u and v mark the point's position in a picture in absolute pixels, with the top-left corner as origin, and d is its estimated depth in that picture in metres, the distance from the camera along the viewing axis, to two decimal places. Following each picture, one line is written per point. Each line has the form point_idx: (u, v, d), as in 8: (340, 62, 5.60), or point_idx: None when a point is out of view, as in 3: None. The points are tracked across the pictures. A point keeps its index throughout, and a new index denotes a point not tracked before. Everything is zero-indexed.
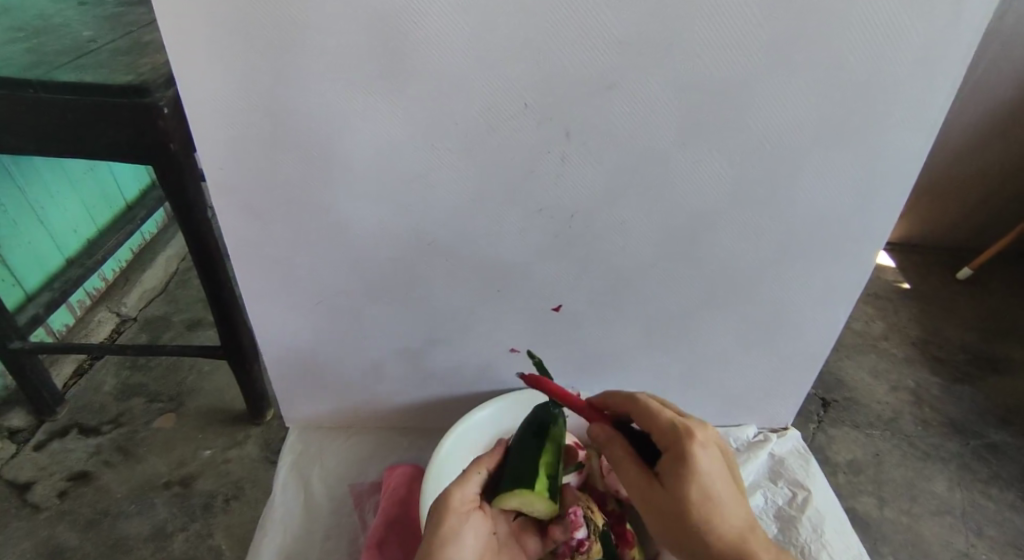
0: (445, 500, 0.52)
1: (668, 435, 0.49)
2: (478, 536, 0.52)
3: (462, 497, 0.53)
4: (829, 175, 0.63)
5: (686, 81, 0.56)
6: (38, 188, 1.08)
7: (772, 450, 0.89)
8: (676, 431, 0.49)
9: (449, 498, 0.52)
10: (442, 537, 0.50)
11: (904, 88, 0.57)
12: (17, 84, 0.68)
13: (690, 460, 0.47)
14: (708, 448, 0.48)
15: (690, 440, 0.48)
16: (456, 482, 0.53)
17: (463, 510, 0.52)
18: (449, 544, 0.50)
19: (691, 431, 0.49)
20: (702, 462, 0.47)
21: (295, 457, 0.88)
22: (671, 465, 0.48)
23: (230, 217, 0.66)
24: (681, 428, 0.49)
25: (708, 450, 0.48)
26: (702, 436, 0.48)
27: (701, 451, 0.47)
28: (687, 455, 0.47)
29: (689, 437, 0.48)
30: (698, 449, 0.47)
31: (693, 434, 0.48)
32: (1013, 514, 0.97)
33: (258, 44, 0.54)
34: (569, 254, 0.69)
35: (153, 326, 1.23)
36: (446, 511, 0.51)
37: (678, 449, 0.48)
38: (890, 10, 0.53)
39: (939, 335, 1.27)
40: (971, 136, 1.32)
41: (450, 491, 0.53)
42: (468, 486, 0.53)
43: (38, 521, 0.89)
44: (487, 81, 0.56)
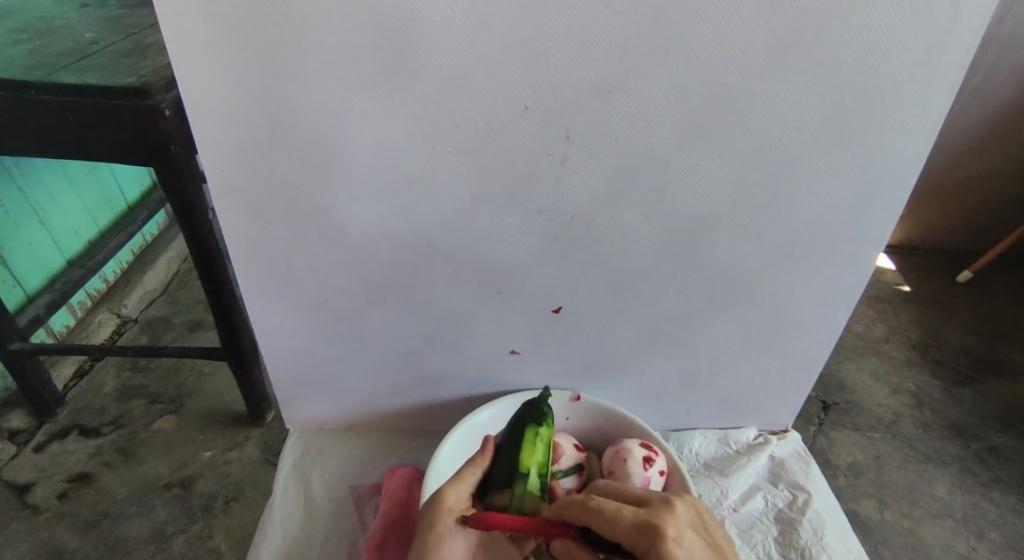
0: (441, 500, 0.52)
1: (637, 539, 0.44)
2: (473, 534, 0.52)
3: (457, 497, 0.53)
4: (829, 178, 0.63)
5: (686, 84, 0.56)
6: (39, 189, 1.08)
7: (772, 452, 0.89)
8: (644, 533, 0.44)
9: (444, 499, 0.52)
10: (435, 538, 0.50)
11: (904, 91, 0.57)
12: (18, 87, 0.69)
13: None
14: (681, 540, 0.43)
15: (660, 541, 0.43)
16: (451, 482, 0.54)
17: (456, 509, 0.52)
18: (445, 543, 0.50)
19: (658, 529, 0.43)
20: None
21: (296, 459, 0.88)
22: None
23: (231, 219, 0.66)
24: (648, 526, 0.44)
25: (682, 543, 0.43)
26: (671, 529, 0.44)
27: (676, 546, 0.43)
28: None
29: (659, 536, 0.43)
30: (673, 547, 0.43)
31: (663, 532, 0.43)
32: (1015, 517, 0.97)
33: (259, 47, 0.54)
34: (570, 257, 0.69)
35: (153, 328, 1.24)
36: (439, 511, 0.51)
37: (651, 554, 0.43)
38: (890, 13, 0.53)
39: (940, 337, 1.27)
40: (970, 139, 1.32)
41: (446, 490, 0.53)
42: (463, 486, 0.54)
43: (37, 523, 0.89)
44: (488, 83, 0.56)
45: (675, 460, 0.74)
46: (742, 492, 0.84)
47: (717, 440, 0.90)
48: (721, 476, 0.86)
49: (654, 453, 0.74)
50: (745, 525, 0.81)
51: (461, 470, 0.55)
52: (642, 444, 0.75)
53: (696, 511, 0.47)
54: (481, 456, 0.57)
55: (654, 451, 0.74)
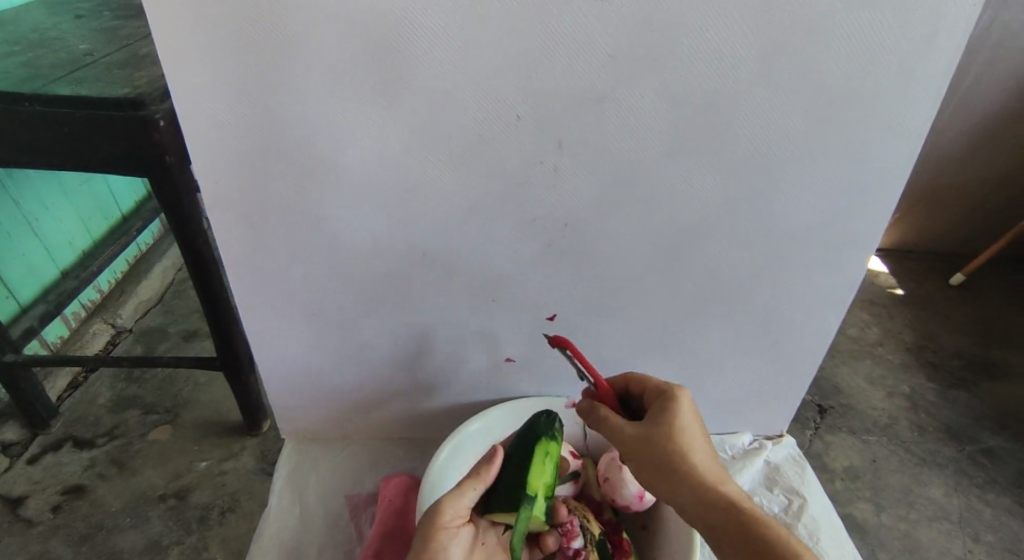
0: (438, 515, 0.51)
1: (658, 391, 0.57)
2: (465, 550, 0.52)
3: (455, 512, 0.52)
4: (819, 185, 0.64)
5: (676, 93, 0.57)
6: (33, 201, 1.08)
7: (767, 457, 0.89)
8: (665, 387, 0.57)
9: (440, 514, 0.51)
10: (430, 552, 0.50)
11: (892, 98, 0.58)
12: (12, 98, 0.69)
13: (673, 400, 0.55)
14: (689, 399, 0.56)
15: (676, 389, 0.56)
16: (450, 494, 0.53)
17: (453, 525, 0.52)
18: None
19: (677, 387, 0.57)
20: (684, 403, 0.55)
21: (291, 469, 0.87)
22: (657, 407, 0.55)
23: (225, 229, 0.66)
24: (670, 384, 0.57)
25: (689, 400, 0.55)
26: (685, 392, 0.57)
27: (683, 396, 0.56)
28: (670, 398, 0.55)
29: (674, 390, 0.56)
30: (681, 395, 0.55)
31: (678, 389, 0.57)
32: (1010, 518, 0.97)
33: (252, 57, 0.55)
34: (565, 264, 0.70)
35: (148, 338, 1.23)
36: (436, 525, 0.51)
37: (664, 396, 0.56)
38: (876, 22, 0.53)
39: (933, 340, 1.28)
40: (961, 143, 1.33)
41: (444, 505, 0.52)
42: (461, 502, 0.53)
43: (31, 536, 0.89)
44: (481, 94, 0.57)
45: None
46: None
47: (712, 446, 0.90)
48: None
49: None
50: None
51: (462, 483, 0.54)
52: None
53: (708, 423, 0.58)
54: (483, 470, 0.54)
55: None
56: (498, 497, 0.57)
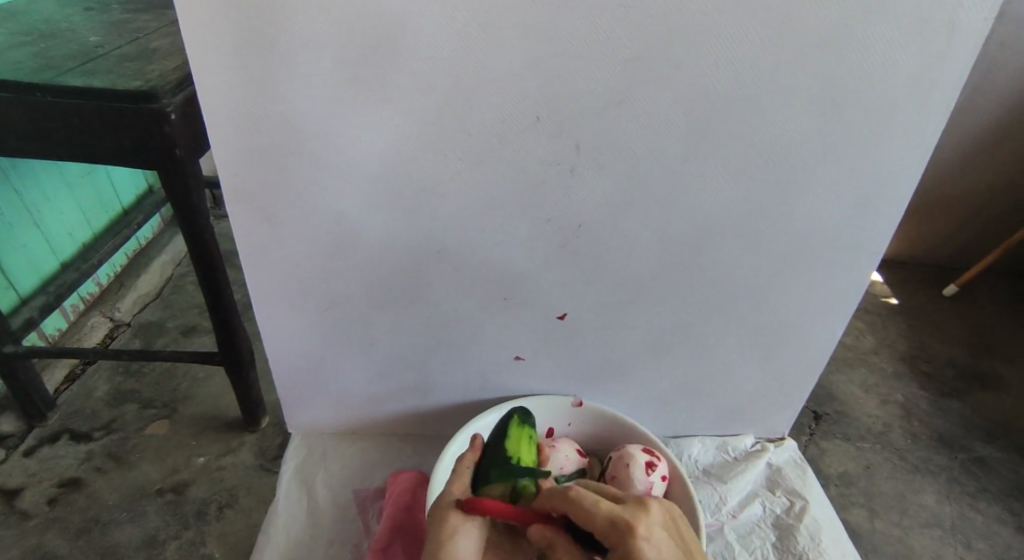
0: (452, 491, 0.55)
1: (609, 533, 0.46)
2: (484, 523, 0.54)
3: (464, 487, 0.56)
4: (828, 193, 0.65)
5: (692, 97, 0.58)
6: (35, 192, 1.07)
7: (770, 459, 0.90)
8: (618, 531, 0.46)
9: (452, 493, 0.55)
10: (455, 521, 0.53)
11: (901, 109, 0.59)
12: (25, 89, 0.69)
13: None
14: (652, 538, 0.45)
15: (632, 537, 0.45)
16: (452, 477, 0.57)
17: (468, 496, 0.55)
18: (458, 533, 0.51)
19: (631, 524, 0.46)
20: (652, 556, 0.44)
21: (298, 462, 0.88)
22: None
23: (241, 222, 0.67)
24: (621, 522, 0.46)
25: (652, 541, 0.45)
26: (643, 527, 0.46)
27: (647, 546, 0.45)
28: (634, 554, 0.45)
29: (630, 533, 0.45)
30: (643, 543, 0.45)
31: (633, 530, 0.46)
32: (1001, 527, 0.98)
33: (274, 51, 0.55)
34: (575, 264, 0.70)
35: (147, 332, 1.23)
36: (448, 498, 0.55)
37: (622, 548, 0.45)
38: (889, 35, 0.55)
39: (927, 350, 1.30)
40: (955, 157, 1.36)
41: (453, 487, 0.56)
42: (466, 478, 0.57)
43: (26, 529, 0.88)
44: (507, 94, 0.58)
45: (676, 465, 0.76)
46: (740, 498, 0.85)
47: (715, 448, 0.91)
48: (719, 482, 0.87)
49: (657, 459, 0.75)
50: (744, 531, 0.82)
51: (455, 468, 0.57)
52: (644, 449, 0.76)
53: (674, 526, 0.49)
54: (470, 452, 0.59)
55: (656, 456, 0.75)
56: (496, 470, 0.57)
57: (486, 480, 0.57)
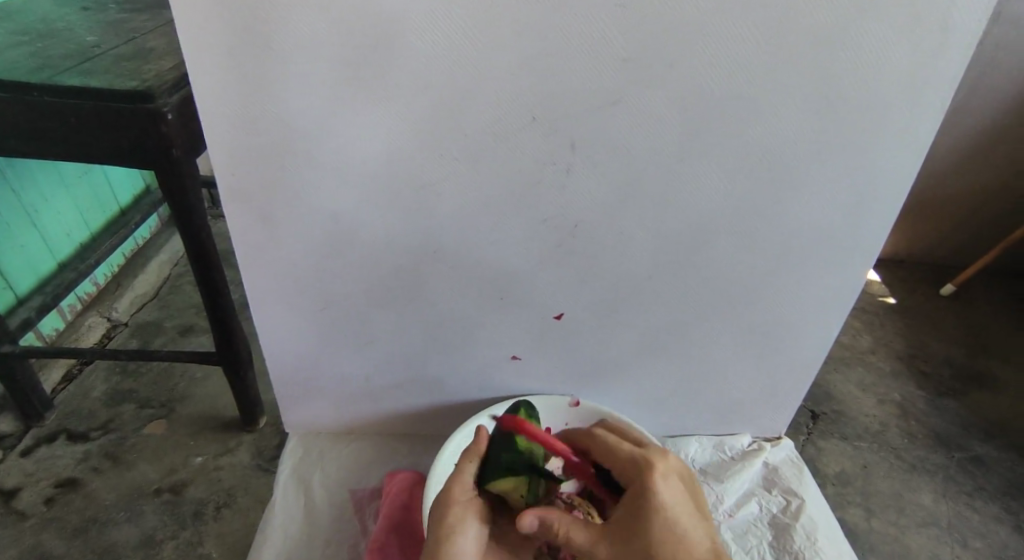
0: (450, 493, 0.56)
1: (630, 470, 0.52)
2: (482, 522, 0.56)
3: (461, 489, 0.57)
4: (824, 192, 0.65)
5: (687, 97, 0.58)
6: (33, 192, 1.07)
7: (767, 459, 0.90)
8: (638, 466, 0.51)
9: (449, 495, 0.56)
10: (448, 528, 0.54)
11: (896, 109, 0.60)
12: (21, 89, 0.69)
13: (650, 497, 0.49)
14: (667, 478, 0.50)
15: (649, 472, 0.50)
16: (453, 476, 0.57)
17: (465, 499, 0.56)
18: (456, 536, 0.54)
19: (651, 462, 0.51)
20: (664, 491, 0.49)
21: (295, 462, 0.88)
22: (633, 501, 0.50)
23: (238, 223, 0.67)
24: (640, 458, 0.52)
25: (669, 481, 0.50)
26: (662, 467, 0.51)
27: (659, 483, 0.49)
28: (646, 488, 0.50)
29: (649, 468, 0.51)
30: (659, 478, 0.50)
31: (652, 466, 0.51)
32: (997, 526, 0.99)
33: (271, 52, 0.55)
34: (572, 264, 0.71)
35: (144, 332, 1.23)
36: (444, 504, 0.56)
37: (639, 482, 0.50)
38: (884, 35, 0.55)
39: (924, 349, 1.30)
40: (952, 156, 1.36)
41: (451, 489, 0.56)
42: (466, 478, 0.57)
43: (23, 529, 0.88)
44: (504, 94, 0.58)
45: None
46: (737, 497, 0.86)
47: (712, 447, 0.91)
48: (716, 481, 0.87)
49: None
50: (740, 530, 0.82)
51: (459, 462, 0.58)
52: None
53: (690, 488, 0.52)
54: (476, 444, 0.58)
55: None
56: (498, 468, 0.58)
57: (485, 480, 0.57)
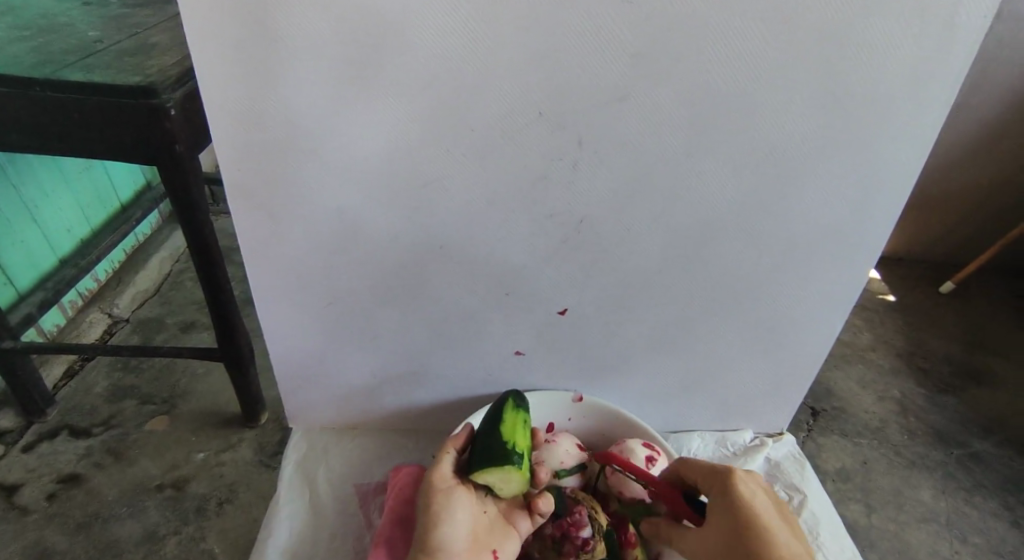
0: (432, 483, 0.61)
1: (711, 478, 0.61)
2: (467, 507, 0.61)
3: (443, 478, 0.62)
4: (827, 190, 0.66)
5: (692, 93, 0.58)
6: (33, 187, 1.07)
7: (769, 454, 0.91)
8: (719, 473, 0.60)
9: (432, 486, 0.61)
10: (433, 515, 0.58)
11: (901, 105, 0.60)
12: (23, 84, 0.68)
13: (734, 492, 0.58)
14: (748, 482, 0.59)
15: (730, 474, 0.59)
16: (434, 467, 0.63)
17: (448, 487, 0.61)
18: (442, 519, 0.58)
19: (731, 469, 0.60)
20: (747, 492, 0.58)
21: (299, 458, 0.88)
22: (720, 501, 0.58)
23: (242, 219, 0.67)
24: (722, 469, 0.60)
25: (749, 485, 0.59)
26: (741, 473, 0.60)
27: (741, 482, 0.58)
28: (731, 487, 0.58)
29: (729, 473, 0.60)
30: (741, 484, 0.58)
31: (732, 471, 0.60)
32: (996, 522, 0.99)
33: (277, 46, 0.55)
34: (576, 260, 0.71)
35: (145, 327, 1.22)
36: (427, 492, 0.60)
37: (722, 484, 0.59)
38: (890, 31, 0.55)
39: (924, 346, 1.31)
40: (952, 154, 1.37)
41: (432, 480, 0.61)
42: (448, 468, 0.63)
43: (26, 524, 0.88)
44: (509, 89, 0.58)
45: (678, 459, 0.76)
46: None
47: (714, 443, 0.92)
48: None
49: (657, 453, 0.76)
50: None
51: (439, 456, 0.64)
52: (645, 444, 0.77)
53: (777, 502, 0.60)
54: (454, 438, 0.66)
55: (656, 451, 0.76)
56: (479, 459, 0.63)
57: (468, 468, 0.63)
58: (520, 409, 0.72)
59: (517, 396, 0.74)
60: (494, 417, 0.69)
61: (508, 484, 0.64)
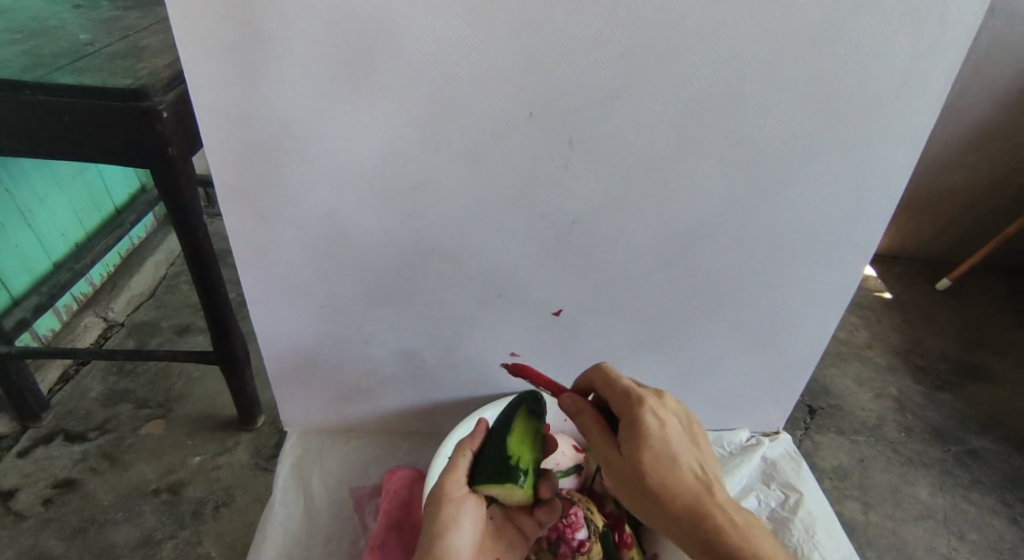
0: (442, 491, 0.56)
1: (622, 402, 0.53)
2: (474, 518, 0.57)
3: (454, 486, 0.57)
4: (821, 187, 0.65)
5: (686, 92, 0.58)
6: (26, 191, 1.07)
7: (765, 453, 0.91)
8: (630, 398, 0.53)
9: (442, 492, 0.56)
10: (439, 525, 0.55)
11: (894, 104, 0.60)
12: (13, 87, 0.68)
13: (640, 425, 0.51)
14: (658, 412, 0.52)
15: (640, 406, 0.52)
16: (447, 470, 0.58)
17: (459, 496, 0.56)
18: (449, 531, 0.55)
19: (642, 398, 0.53)
20: (656, 425, 0.51)
21: (294, 462, 0.87)
22: (625, 433, 0.52)
23: (235, 222, 0.67)
24: (635, 394, 0.53)
25: (659, 414, 0.52)
26: (652, 402, 0.53)
27: (649, 413, 0.51)
28: (639, 420, 0.51)
29: (639, 402, 0.52)
30: (650, 413, 0.51)
31: (643, 401, 0.52)
32: (994, 518, 0.99)
33: (267, 47, 0.55)
34: (570, 261, 0.71)
35: (141, 331, 1.22)
36: (435, 501, 0.56)
37: (630, 415, 0.52)
38: (882, 29, 0.55)
39: (921, 343, 1.31)
40: (945, 153, 1.37)
41: (443, 485, 0.57)
42: (458, 475, 0.57)
43: (21, 530, 0.88)
44: (501, 90, 0.57)
45: None
46: (735, 492, 0.86)
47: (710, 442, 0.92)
48: None
49: None
50: None
51: (452, 457, 0.58)
52: None
53: (686, 419, 0.55)
54: (470, 440, 0.59)
55: None
56: (486, 471, 0.56)
57: (476, 479, 0.56)
58: (534, 415, 0.63)
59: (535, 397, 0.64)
60: (507, 420, 0.61)
61: (511, 496, 0.58)
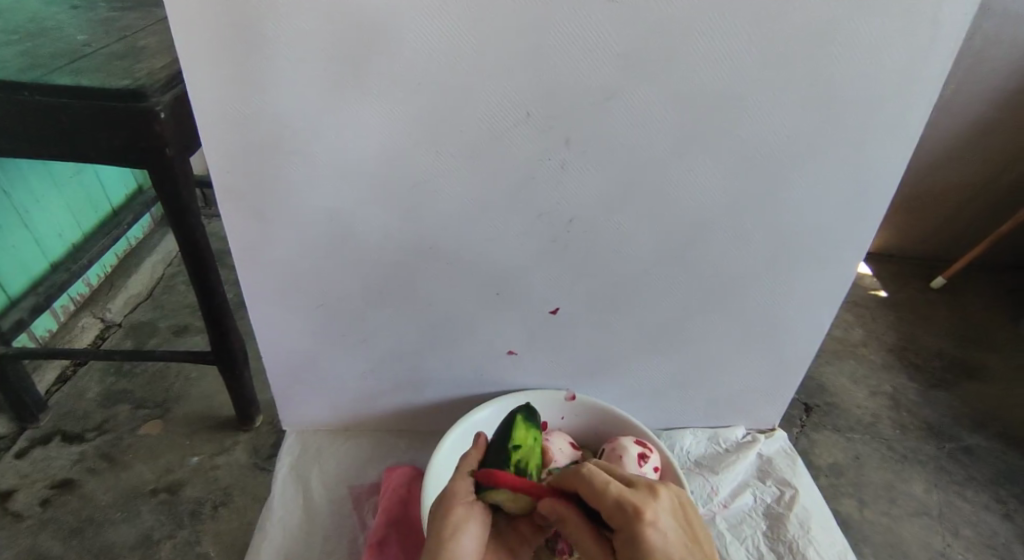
0: (451, 492, 0.54)
1: (617, 515, 0.47)
2: (482, 524, 0.53)
3: (463, 489, 0.55)
4: (815, 186, 0.66)
5: (681, 93, 0.59)
6: (23, 192, 1.07)
7: (761, 450, 0.92)
8: (627, 511, 0.47)
9: (450, 495, 0.54)
10: (451, 526, 0.51)
11: (887, 104, 0.61)
12: (10, 87, 0.68)
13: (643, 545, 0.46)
14: (659, 522, 0.46)
15: (639, 522, 0.46)
16: (453, 478, 0.55)
17: (468, 498, 0.54)
18: (458, 534, 0.51)
19: (639, 509, 0.47)
20: (658, 541, 0.46)
21: (295, 459, 0.88)
22: (628, 551, 0.46)
23: (233, 222, 0.67)
24: (629, 506, 0.47)
25: (660, 525, 0.46)
26: (652, 512, 0.47)
27: (651, 531, 0.46)
28: (639, 537, 0.46)
29: (638, 516, 0.47)
30: (650, 528, 0.46)
31: (641, 514, 0.47)
32: (987, 514, 1.00)
33: (266, 46, 0.55)
34: (566, 261, 0.71)
35: (138, 332, 1.22)
36: (444, 501, 0.53)
37: (628, 532, 0.46)
38: (874, 30, 0.56)
39: (916, 341, 1.32)
40: (940, 152, 1.38)
41: (451, 489, 0.55)
42: (466, 480, 0.55)
43: (19, 530, 0.88)
44: (498, 90, 0.58)
45: (668, 456, 0.76)
46: (731, 488, 0.86)
47: (707, 439, 0.93)
48: (711, 473, 0.88)
49: (650, 450, 0.75)
50: (735, 520, 0.83)
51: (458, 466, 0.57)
52: (637, 440, 0.77)
53: (682, 509, 0.49)
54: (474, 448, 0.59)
55: (648, 448, 0.76)
56: (490, 472, 0.55)
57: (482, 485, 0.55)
58: (531, 425, 0.71)
59: (530, 412, 0.73)
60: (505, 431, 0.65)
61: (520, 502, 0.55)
